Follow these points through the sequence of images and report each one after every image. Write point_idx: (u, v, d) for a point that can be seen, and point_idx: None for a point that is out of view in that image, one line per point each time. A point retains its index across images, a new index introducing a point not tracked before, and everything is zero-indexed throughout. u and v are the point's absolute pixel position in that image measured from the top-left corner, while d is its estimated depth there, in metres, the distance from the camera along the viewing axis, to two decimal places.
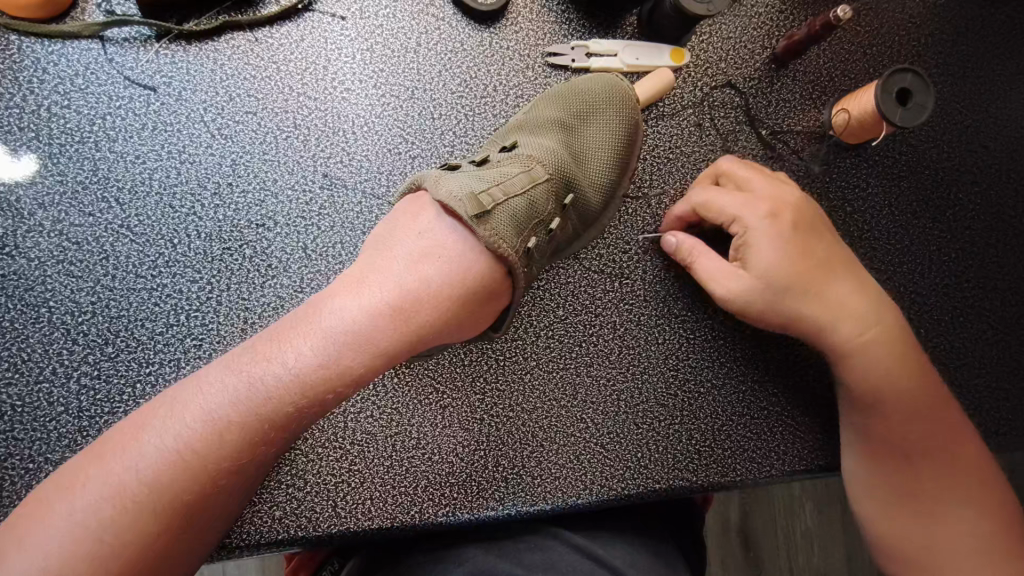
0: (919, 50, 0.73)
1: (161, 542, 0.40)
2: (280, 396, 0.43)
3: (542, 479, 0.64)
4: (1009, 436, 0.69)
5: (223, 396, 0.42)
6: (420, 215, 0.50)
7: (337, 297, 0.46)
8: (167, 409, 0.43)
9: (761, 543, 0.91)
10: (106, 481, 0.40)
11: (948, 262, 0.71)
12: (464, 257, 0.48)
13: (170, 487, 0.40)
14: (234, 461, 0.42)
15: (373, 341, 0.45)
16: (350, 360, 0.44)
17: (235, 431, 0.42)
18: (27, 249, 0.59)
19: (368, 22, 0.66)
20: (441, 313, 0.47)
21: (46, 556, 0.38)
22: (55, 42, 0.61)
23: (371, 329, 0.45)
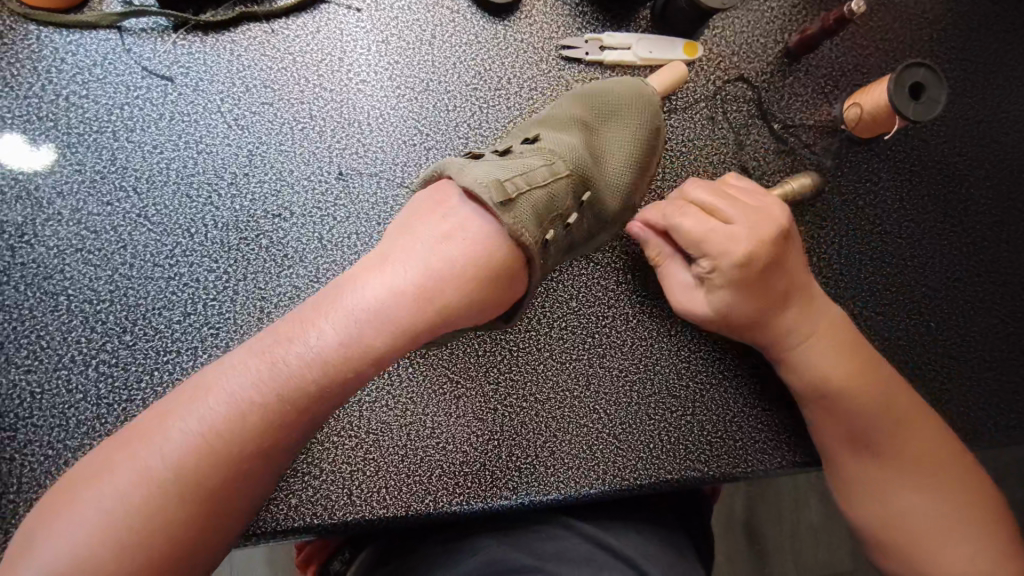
0: (931, 45, 0.73)
1: (192, 525, 0.41)
2: (302, 379, 0.43)
3: (555, 469, 0.64)
4: (1018, 429, 0.70)
5: (247, 380, 0.43)
6: (440, 201, 0.51)
7: (358, 280, 0.46)
8: (193, 394, 0.43)
9: (766, 537, 0.91)
10: (137, 465, 0.41)
11: (959, 256, 0.72)
12: (485, 239, 0.48)
13: (196, 471, 0.41)
14: (258, 443, 0.42)
15: (395, 321, 0.45)
16: (371, 340, 0.44)
17: (257, 416, 0.42)
18: (45, 237, 0.59)
19: (383, 15, 0.67)
20: (463, 295, 0.47)
21: (77, 540, 0.39)
22: (74, 32, 0.62)
23: (393, 310, 0.45)
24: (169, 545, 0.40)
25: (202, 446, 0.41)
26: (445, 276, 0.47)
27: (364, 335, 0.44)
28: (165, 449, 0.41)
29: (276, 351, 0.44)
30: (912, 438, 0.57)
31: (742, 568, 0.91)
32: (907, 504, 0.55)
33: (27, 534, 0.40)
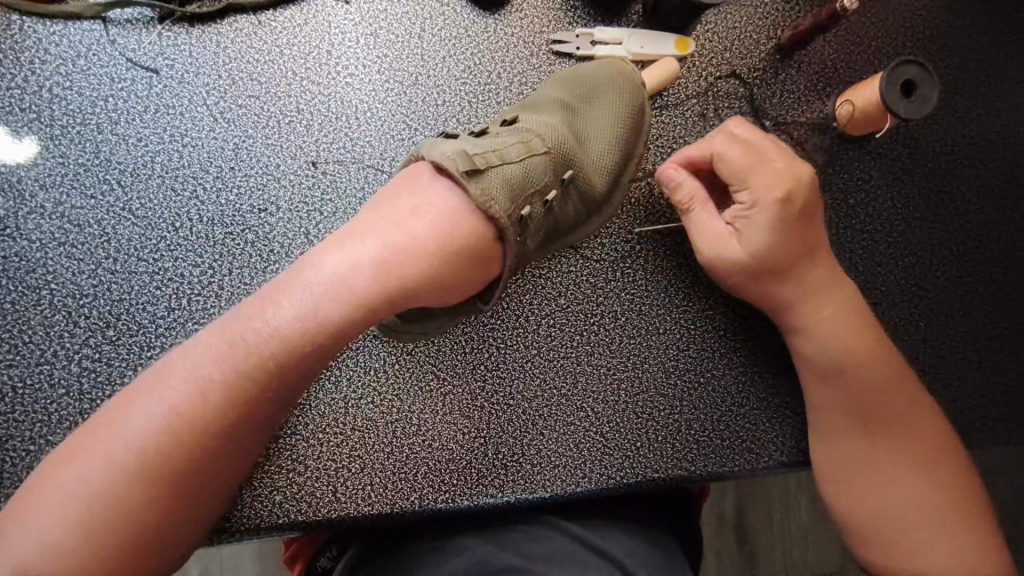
0: (925, 42, 0.72)
1: (156, 511, 0.42)
2: (264, 358, 0.44)
3: (542, 467, 0.64)
4: (1008, 430, 0.69)
5: (210, 359, 0.44)
6: (411, 183, 0.51)
7: (322, 257, 0.47)
8: (158, 378, 0.44)
9: (755, 537, 0.91)
10: (99, 453, 0.41)
11: (950, 255, 0.72)
12: (450, 217, 0.48)
13: (159, 454, 0.41)
14: (223, 421, 0.43)
15: (356, 295, 0.45)
16: (333, 316, 0.45)
17: (218, 395, 0.43)
18: (28, 230, 0.58)
19: (373, 7, 0.66)
20: (426, 270, 0.47)
21: (41, 529, 0.39)
22: (58, 23, 0.61)
23: (354, 284, 0.45)
24: (136, 534, 0.41)
25: (162, 429, 0.42)
26: (412, 257, 0.47)
27: (324, 312, 0.45)
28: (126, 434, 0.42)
29: (236, 330, 0.44)
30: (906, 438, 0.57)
31: (730, 566, 0.91)
32: (888, 495, 0.55)
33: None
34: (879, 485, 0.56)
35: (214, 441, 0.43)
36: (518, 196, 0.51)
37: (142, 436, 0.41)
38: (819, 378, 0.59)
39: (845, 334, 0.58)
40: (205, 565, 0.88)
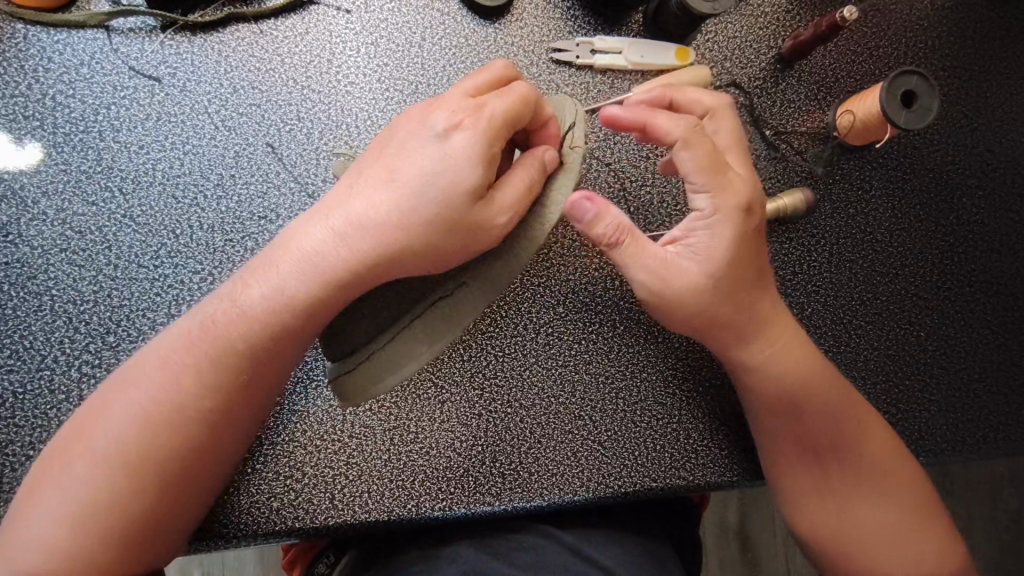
0: (926, 53, 0.72)
1: (151, 507, 0.47)
2: (232, 375, 0.49)
3: (540, 475, 0.64)
4: (1009, 441, 0.69)
5: (218, 329, 0.49)
6: (322, 214, 0.51)
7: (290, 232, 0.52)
8: (105, 405, 0.48)
9: (740, 531, 1.08)
10: (146, 374, 0.49)
11: (952, 266, 0.71)
12: (360, 239, 0.50)
13: (142, 444, 0.47)
14: (198, 403, 0.48)
15: (328, 259, 0.50)
16: (295, 290, 0.50)
17: (309, 328, 0.50)
18: (30, 237, 0.59)
19: (373, 16, 0.66)
20: (385, 235, 0.50)
21: (47, 526, 0.46)
22: (61, 32, 0.61)
23: (330, 253, 0.50)
24: (123, 512, 0.47)
25: (198, 346, 0.49)
26: (371, 233, 0.50)
27: (278, 346, 0.50)
28: (170, 356, 0.49)
29: (271, 257, 0.51)
30: (853, 451, 0.60)
31: (725, 556, 1.07)
32: (836, 507, 0.60)
33: (19, 511, 0.47)
34: (833, 500, 0.60)
35: (241, 373, 0.50)
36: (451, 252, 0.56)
37: (181, 354, 0.49)
38: (767, 407, 0.60)
39: (783, 356, 0.60)
40: None
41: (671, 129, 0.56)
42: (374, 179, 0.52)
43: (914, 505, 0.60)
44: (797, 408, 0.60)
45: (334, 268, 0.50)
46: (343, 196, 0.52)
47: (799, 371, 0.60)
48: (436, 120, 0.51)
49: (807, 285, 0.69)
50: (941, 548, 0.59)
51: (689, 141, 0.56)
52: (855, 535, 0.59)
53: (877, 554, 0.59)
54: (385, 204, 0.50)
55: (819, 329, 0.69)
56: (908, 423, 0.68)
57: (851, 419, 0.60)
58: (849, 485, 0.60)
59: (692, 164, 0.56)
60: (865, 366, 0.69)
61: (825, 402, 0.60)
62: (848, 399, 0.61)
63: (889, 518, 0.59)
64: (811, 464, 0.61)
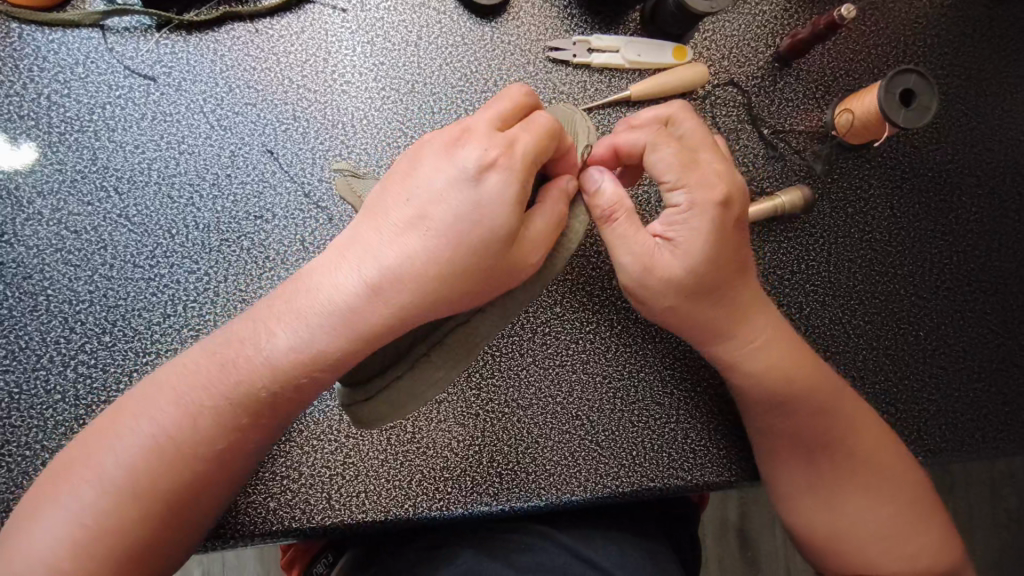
0: (925, 51, 0.72)
1: (153, 541, 0.47)
2: (245, 422, 0.49)
3: (537, 475, 0.64)
4: (1009, 439, 0.69)
5: (234, 369, 0.48)
6: (349, 254, 0.49)
7: (317, 274, 0.49)
8: (115, 430, 0.48)
9: (739, 530, 1.08)
10: (158, 401, 0.48)
11: (951, 265, 0.71)
12: (384, 285, 0.47)
13: (150, 479, 0.47)
14: (209, 445, 0.48)
15: (354, 308, 0.47)
16: (316, 340, 0.48)
17: (330, 376, 0.49)
18: (26, 237, 0.59)
19: (369, 15, 0.66)
20: (416, 285, 0.47)
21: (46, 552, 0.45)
22: (56, 31, 0.61)
23: (355, 301, 0.47)
24: (125, 543, 0.46)
25: (214, 386, 0.48)
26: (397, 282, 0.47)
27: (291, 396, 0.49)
28: (186, 390, 0.48)
29: (290, 298, 0.49)
30: (849, 449, 0.60)
31: (724, 555, 1.07)
32: (837, 510, 0.59)
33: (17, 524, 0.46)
34: (832, 503, 0.59)
35: (255, 418, 0.49)
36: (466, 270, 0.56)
37: (197, 389, 0.48)
38: (762, 405, 0.60)
39: (780, 355, 0.60)
40: None
41: (640, 139, 0.58)
42: (401, 222, 0.48)
43: (912, 507, 0.60)
44: (793, 405, 0.59)
45: (358, 319, 0.47)
46: (371, 242, 0.49)
47: (799, 372, 0.59)
48: (465, 155, 0.48)
49: (806, 285, 0.69)
50: (937, 544, 0.59)
51: (657, 143, 0.57)
52: (849, 532, 0.59)
53: (872, 551, 0.58)
54: (416, 249, 0.48)
55: (817, 329, 0.68)
56: (907, 423, 0.68)
57: (835, 415, 0.60)
58: (849, 487, 0.60)
59: (663, 161, 0.56)
60: (863, 366, 0.68)
61: (808, 397, 0.59)
62: (842, 397, 0.61)
63: (882, 515, 0.59)
64: (809, 467, 0.60)
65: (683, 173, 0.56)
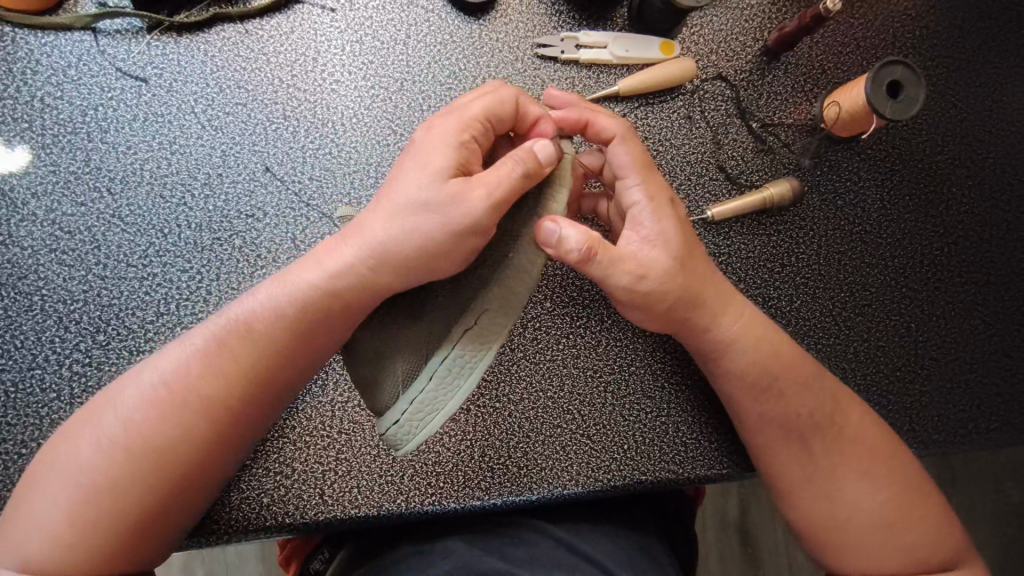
0: (914, 43, 0.72)
1: (147, 498, 0.49)
2: (240, 382, 0.51)
3: (529, 470, 0.64)
4: (1002, 431, 0.69)
5: (232, 333, 0.52)
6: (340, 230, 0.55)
7: (315, 252, 0.55)
8: (120, 395, 0.51)
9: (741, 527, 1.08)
10: (160, 368, 0.52)
11: (942, 257, 0.71)
12: (361, 237, 0.53)
13: (147, 437, 0.49)
14: (203, 405, 0.51)
15: (334, 265, 0.53)
16: (300, 298, 0.52)
17: (322, 326, 0.53)
18: (21, 237, 0.60)
19: (358, 14, 0.67)
20: (389, 237, 0.51)
21: (51, 504, 0.48)
22: (49, 34, 0.62)
23: (339, 263, 0.53)
24: (121, 501, 0.49)
25: (214, 352, 0.52)
26: (374, 235, 0.52)
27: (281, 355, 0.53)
28: (187, 358, 0.52)
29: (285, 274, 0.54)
30: (839, 436, 0.60)
31: (726, 552, 1.07)
32: (834, 502, 0.59)
33: (27, 488, 0.49)
34: (829, 495, 0.59)
35: (247, 380, 0.52)
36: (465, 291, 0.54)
37: (196, 355, 0.52)
38: (749, 392, 0.60)
39: (760, 341, 0.60)
40: None
41: (610, 127, 0.59)
42: (381, 194, 0.54)
43: (909, 497, 0.59)
44: (779, 383, 0.59)
45: (338, 274, 0.52)
46: (359, 215, 0.54)
47: (776, 352, 0.60)
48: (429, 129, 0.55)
49: (796, 278, 0.69)
50: (936, 533, 0.59)
51: (624, 137, 0.58)
52: (847, 521, 0.59)
53: (870, 541, 0.58)
54: (389, 212, 0.52)
55: (808, 321, 0.68)
56: (899, 414, 0.68)
57: (823, 398, 0.60)
58: (845, 478, 0.59)
59: (628, 156, 0.58)
60: (854, 358, 0.68)
61: (797, 381, 0.60)
62: (823, 380, 0.61)
63: (881, 503, 0.59)
64: (802, 456, 0.60)
65: (640, 173, 0.58)
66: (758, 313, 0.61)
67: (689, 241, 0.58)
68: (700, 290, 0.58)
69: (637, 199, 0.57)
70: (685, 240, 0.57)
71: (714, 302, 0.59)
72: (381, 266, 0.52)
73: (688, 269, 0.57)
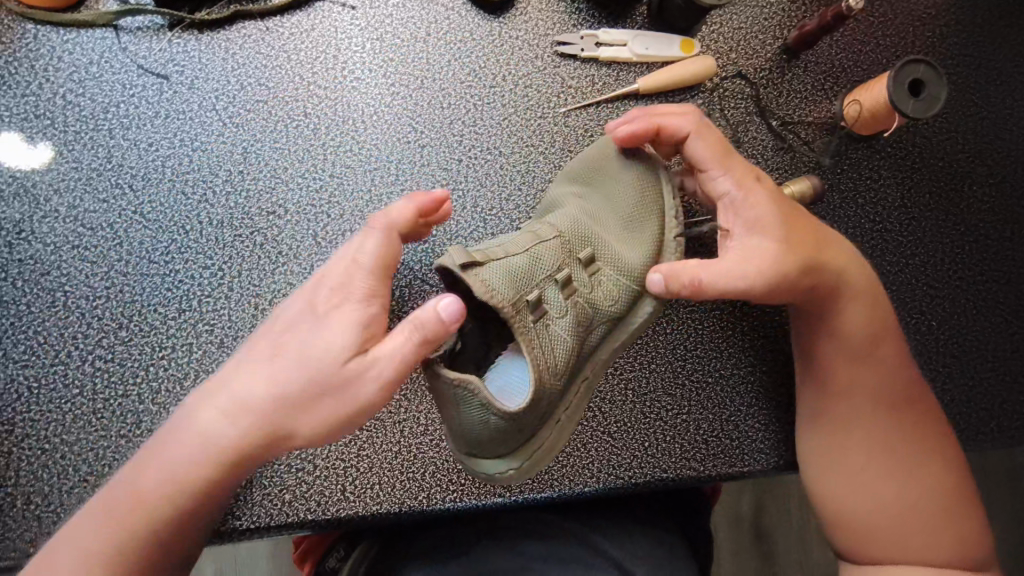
0: (935, 41, 0.72)
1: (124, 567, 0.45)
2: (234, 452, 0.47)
3: (549, 467, 0.64)
4: (1022, 430, 0.69)
5: (195, 452, 0.47)
6: (242, 370, 0.48)
7: (201, 404, 0.48)
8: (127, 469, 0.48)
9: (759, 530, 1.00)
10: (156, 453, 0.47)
11: (962, 255, 0.71)
12: (259, 400, 0.47)
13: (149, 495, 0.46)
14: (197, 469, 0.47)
15: (239, 398, 0.47)
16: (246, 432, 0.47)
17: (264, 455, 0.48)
18: (43, 234, 0.60)
19: (379, 12, 0.67)
20: (285, 391, 0.46)
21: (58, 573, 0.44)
22: (70, 31, 0.62)
23: (227, 434, 0.47)
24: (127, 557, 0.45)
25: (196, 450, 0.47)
26: (236, 396, 0.47)
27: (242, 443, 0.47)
28: (179, 435, 0.48)
29: (227, 388, 0.47)
30: (899, 425, 0.58)
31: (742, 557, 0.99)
32: (872, 493, 0.57)
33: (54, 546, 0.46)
34: (866, 484, 0.57)
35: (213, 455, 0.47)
36: (563, 307, 0.52)
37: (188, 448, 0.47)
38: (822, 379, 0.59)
39: (847, 324, 0.58)
40: (218, 563, 0.87)
41: (678, 126, 0.56)
42: (262, 354, 0.48)
43: (954, 500, 0.57)
44: (852, 367, 0.58)
45: (280, 426, 0.47)
46: (231, 371, 0.49)
47: (869, 336, 0.58)
48: (315, 292, 0.49)
49: None
50: (974, 534, 0.56)
51: (701, 128, 0.55)
52: (880, 513, 0.56)
53: (903, 536, 0.56)
54: (263, 381, 0.47)
55: None
56: None
57: (898, 386, 0.58)
58: (892, 469, 0.57)
59: (708, 145, 0.55)
60: None
61: (877, 364, 0.58)
62: (904, 370, 0.59)
63: (917, 498, 0.56)
64: (852, 441, 0.58)
65: (722, 164, 0.55)
66: (861, 294, 0.58)
67: (795, 222, 0.54)
68: (810, 272, 0.53)
69: (728, 188, 0.54)
70: (791, 222, 0.53)
71: (820, 284, 0.55)
72: (289, 408, 0.47)
73: (800, 250, 0.52)
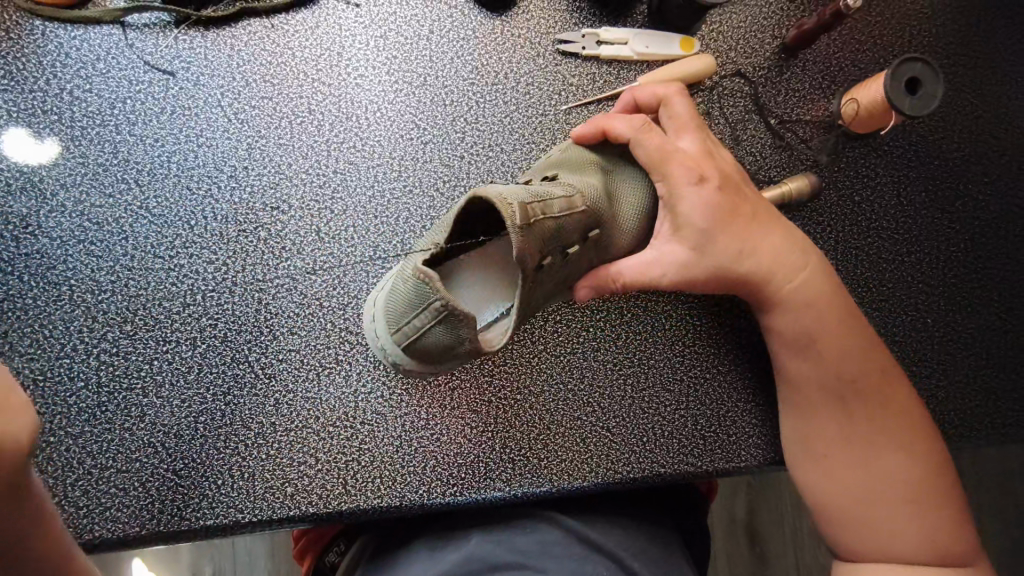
0: (931, 41, 0.73)
1: None
2: None
3: (549, 461, 0.65)
4: (1016, 426, 0.69)
5: None
6: None
7: None
8: None
9: (757, 533, 0.97)
10: None
11: (958, 253, 0.72)
12: None
13: None
14: None
15: None
16: None
17: None
18: (49, 228, 0.60)
19: (382, 10, 0.67)
20: None
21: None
22: (78, 28, 0.63)
23: None
24: None
25: None
26: None
27: None
28: None
29: None
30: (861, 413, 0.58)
31: (739, 563, 0.96)
32: (836, 478, 0.58)
33: None
34: (830, 470, 0.58)
35: None
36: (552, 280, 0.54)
37: None
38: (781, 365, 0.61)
39: (802, 314, 0.58)
40: (215, 560, 0.86)
41: (627, 128, 0.58)
42: None
43: (923, 488, 0.57)
44: (809, 354, 0.59)
45: None
46: None
47: (824, 323, 0.58)
48: None
49: None
50: (950, 530, 0.55)
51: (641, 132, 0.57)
52: (852, 512, 0.57)
53: (875, 534, 0.56)
54: None
55: None
56: None
57: (859, 374, 0.58)
58: (855, 457, 0.58)
59: (654, 143, 0.56)
60: None
61: (834, 352, 0.58)
62: (864, 358, 0.59)
63: (890, 491, 0.56)
64: (812, 427, 0.60)
65: (665, 163, 0.56)
66: (812, 283, 0.59)
67: (734, 211, 0.56)
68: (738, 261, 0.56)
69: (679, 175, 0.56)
70: (728, 210, 0.56)
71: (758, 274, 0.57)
72: None
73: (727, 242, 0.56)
